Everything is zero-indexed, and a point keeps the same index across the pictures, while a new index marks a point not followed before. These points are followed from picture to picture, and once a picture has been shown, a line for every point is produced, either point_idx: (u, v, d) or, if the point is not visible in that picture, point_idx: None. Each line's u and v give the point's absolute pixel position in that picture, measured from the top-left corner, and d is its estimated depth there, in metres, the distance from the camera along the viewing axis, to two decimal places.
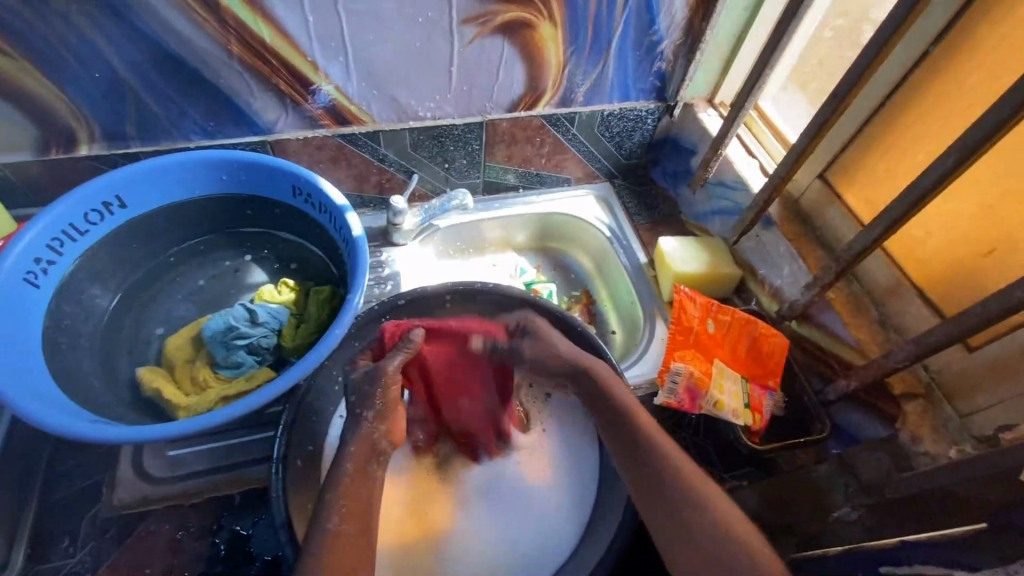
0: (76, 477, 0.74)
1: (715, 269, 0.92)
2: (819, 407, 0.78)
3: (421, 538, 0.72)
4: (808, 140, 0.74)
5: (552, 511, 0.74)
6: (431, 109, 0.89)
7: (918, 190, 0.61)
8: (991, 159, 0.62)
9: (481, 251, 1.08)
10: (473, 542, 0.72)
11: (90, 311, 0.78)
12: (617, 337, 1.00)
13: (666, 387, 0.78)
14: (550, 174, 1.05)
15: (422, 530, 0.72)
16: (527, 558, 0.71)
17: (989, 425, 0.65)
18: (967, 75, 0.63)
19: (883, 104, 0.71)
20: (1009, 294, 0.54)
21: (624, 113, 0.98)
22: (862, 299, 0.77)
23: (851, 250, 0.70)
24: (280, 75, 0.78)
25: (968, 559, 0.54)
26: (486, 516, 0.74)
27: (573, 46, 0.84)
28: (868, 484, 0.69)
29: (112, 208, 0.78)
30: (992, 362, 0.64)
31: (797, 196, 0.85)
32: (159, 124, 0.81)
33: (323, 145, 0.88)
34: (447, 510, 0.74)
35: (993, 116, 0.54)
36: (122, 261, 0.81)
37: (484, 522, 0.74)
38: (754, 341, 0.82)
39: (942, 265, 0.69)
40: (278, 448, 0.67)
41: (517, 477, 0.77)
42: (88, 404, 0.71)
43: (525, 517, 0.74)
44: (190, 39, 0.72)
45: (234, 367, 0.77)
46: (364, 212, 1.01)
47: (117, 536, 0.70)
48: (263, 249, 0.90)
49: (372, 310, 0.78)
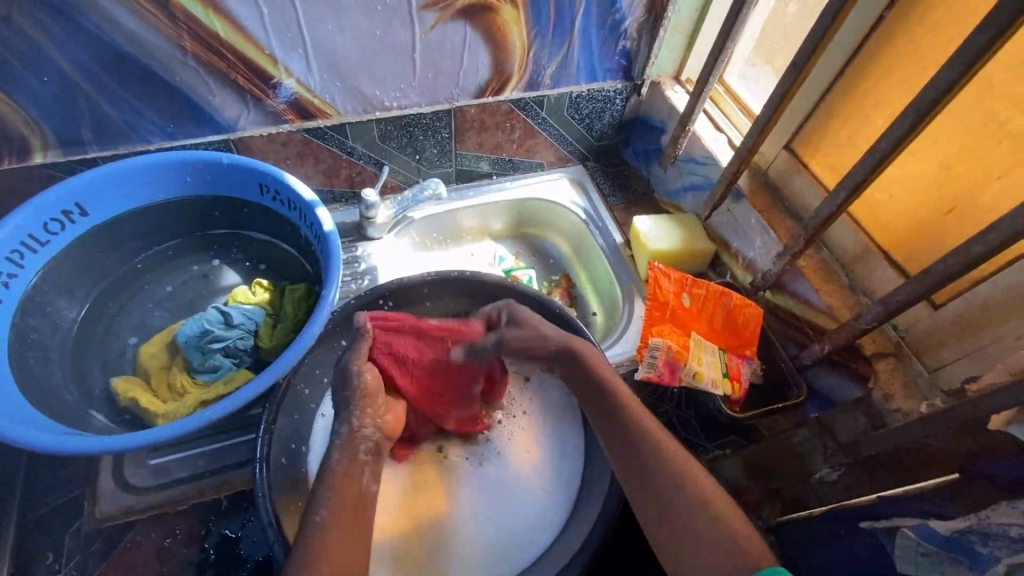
0: (56, 492, 0.72)
1: (689, 245, 0.93)
2: (795, 373, 0.80)
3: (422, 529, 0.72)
4: (772, 111, 0.75)
5: (531, 514, 0.73)
6: (397, 99, 0.87)
7: (877, 155, 0.62)
8: (946, 121, 0.63)
9: (458, 240, 1.08)
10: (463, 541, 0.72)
11: (57, 323, 0.76)
12: (598, 318, 1.01)
13: (646, 362, 0.79)
14: (523, 159, 1.05)
15: (422, 522, 0.73)
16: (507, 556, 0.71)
17: (956, 379, 0.67)
18: (919, 38, 0.64)
19: (842, 71, 0.72)
20: (967, 251, 0.56)
21: (592, 95, 0.98)
22: (833, 265, 0.79)
23: (818, 217, 0.71)
24: (238, 71, 0.76)
25: (944, 509, 0.58)
26: (475, 515, 0.74)
27: (536, 28, 0.84)
28: (845, 442, 0.73)
29: (72, 216, 0.75)
30: (957, 317, 0.65)
31: (766, 167, 0.87)
32: (115, 126, 0.78)
33: (288, 141, 0.87)
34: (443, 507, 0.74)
35: (943, 77, 0.55)
36: (88, 269, 0.79)
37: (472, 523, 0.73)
38: (729, 313, 0.84)
39: (904, 227, 0.70)
40: (260, 447, 0.66)
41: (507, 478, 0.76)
42: (61, 417, 0.70)
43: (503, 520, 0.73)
44: (141, 36, 0.70)
45: (212, 371, 0.76)
46: (336, 207, 1.00)
47: (101, 549, 0.69)
48: (232, 251, 0.88)
49: (349, 304, 0.77)
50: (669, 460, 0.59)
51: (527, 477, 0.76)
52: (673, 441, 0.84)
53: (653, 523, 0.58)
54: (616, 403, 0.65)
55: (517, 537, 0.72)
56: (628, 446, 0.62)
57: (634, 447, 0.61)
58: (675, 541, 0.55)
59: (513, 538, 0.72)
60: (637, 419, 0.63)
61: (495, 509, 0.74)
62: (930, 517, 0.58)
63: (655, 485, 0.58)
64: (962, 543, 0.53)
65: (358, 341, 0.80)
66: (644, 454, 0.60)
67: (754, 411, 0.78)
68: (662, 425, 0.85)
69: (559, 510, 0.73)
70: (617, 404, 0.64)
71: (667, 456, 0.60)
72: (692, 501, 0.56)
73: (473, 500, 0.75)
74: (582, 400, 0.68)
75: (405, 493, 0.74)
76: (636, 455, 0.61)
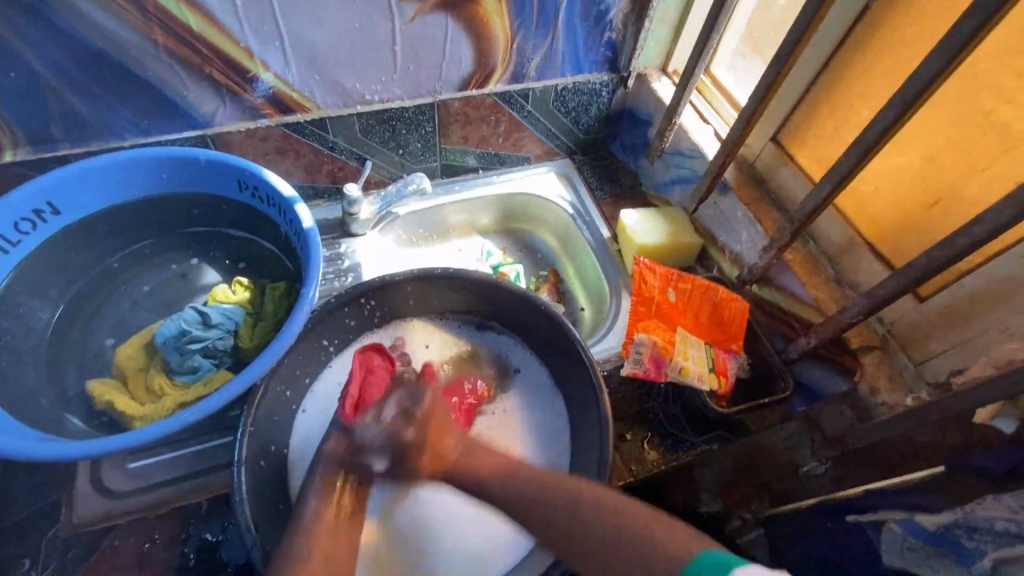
0: (32, 498, 0.71)
1: (676, 239, 0.92)
2: (781, 366, 0.79)
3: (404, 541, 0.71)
4: (757, 103, 0.74)
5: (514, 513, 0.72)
6: (378, 92, 0.86)
7: (862, 148, 0.61)
8: (931, 111, 0.63)
9: (445, 236, 1.07)
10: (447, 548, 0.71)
11: (31, 325, 0.74)
12: (586, 314, 1.00)
13: (632, 358, 0.79)
14: (509, 153, 1.04)
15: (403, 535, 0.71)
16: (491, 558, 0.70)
17: (942, 371, 0.67)
18: (905, 27, 0.63)
19: (829, 61, 0.71)
20: (951, 244, 0.55)
21: (577, 87, 0.97)
22: (819, 258, 0.78)
23: (804, 210, 0.70)
24: (213, 65, 0.74)
25: (931, 503, 0.58)
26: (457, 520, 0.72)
27: (518, 19, 0.82)
28: (832, 436, 0.71)
29: (44, 216, 0.73)
30: (942, 310, 0.65)
31: (752, 160, 0.86)
32: (87, 122, 0.76)
33: (267, 136, 0.85)
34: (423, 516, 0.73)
35: (928, 67, 0.54)
36: (63, 270, 0.78)
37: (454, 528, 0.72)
38: (715, 307, 0.83)
39: (890, 219, 0.70)
40: (238, 450, 0.65)
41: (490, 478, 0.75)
42: (35, 421, 0.68)
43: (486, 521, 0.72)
44: (109, 29, 0.68)
45: (191, 372, 0.74)
46: (319, 204, 0.98)
47: (79, 555, 0.68)
48: (211, 249, 0.86)
49: (330, 302, 0.75)
50: (585, 506, 0.54)
51: None
52: (660, 436, 0.83)
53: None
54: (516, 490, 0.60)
55: (496, 543, 0.71)
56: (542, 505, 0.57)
57: (549, 519, 0.56)
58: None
59: (496, 540, 0.71)
60: (537, 489, 0.59)
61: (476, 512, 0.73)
62: (918, 510, 0.58)
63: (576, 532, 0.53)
64: (949, 537, 0.53)
65: (340, 339, 0.79)
66: (555, 516, 0.55)
67: (741, 406, 0.77)
68: (650, 420, 0.84)
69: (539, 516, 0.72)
70: (518, 490, 0.60)
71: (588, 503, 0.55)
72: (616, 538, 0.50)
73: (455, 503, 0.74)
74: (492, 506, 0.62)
75: (384, 501, 0.73)
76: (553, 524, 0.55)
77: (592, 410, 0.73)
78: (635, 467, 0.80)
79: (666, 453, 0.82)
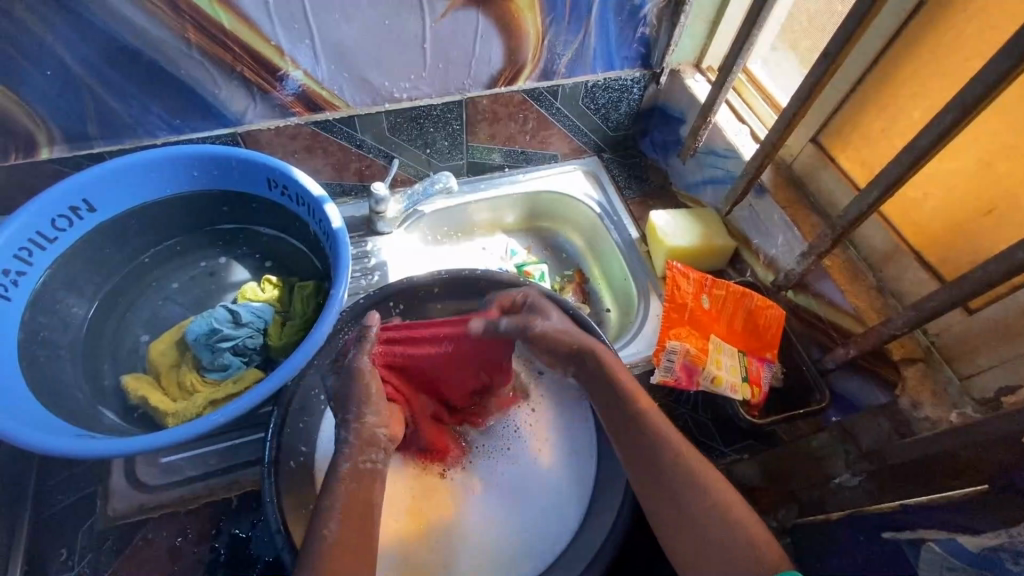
0: (70, 489, 0.73)
1: (709, 242, 0.90)
2: (818, 377, 0.78)
3: (436, 539, 0.71)
4: (800, 103, 0.71)
5: (544, 515, 0.72)
6: (406, 90, 0.85)
7: (914, 152, 0.58)
8: (990, 114, 0.59)
9: (470, 234, 1.06)
10: (476, 546, 0.71)
11: (67, 321, 0.76)
12: (612, 315, 0.98)
13: (662, 366, 0.77)
14: (536, 151, 1.02)
15: (435, 533, 0.71)
16: (517, 559, 0.70)
17: (989, 388, 0.64)
18: (961, 27, 0.60)
19: (878, 59, 0.68)
20: (1010, 257, 0.52)
21: (608, 84, 0.94)
22: (860, 265, 0.75)
23: (846, 216, 0.67)
24: (244, 63, 0.74)
25: (977, 523, 0.55)
26: (489, 518, 0.73)
27: (551, 15, 0.80)
28: (868, 449, 0.68)
29: (79, 213, 0.74)
30: (994, 323, 0.62)
31: (791, 160, 0.83)
32: (121, 121, 0.77)
33: (296, 134, 0.84)
34: (457, 514, 0.73)
35: (993, 68, 0.50)
36: (97, 266, 0.78)
37: (485, 526, 0.72)
38: (750, 314, 0.81)
39: (941, 226, 0.67)
40: (268, 451, 0.67)
41: (522, 476, 0.75)
42: (72, 416, 0.69)
43: (513, 523, 0.72)
44: (144, 28, 0.68)
45: (221, 370, 0.75)
46: (345, 201, 0.98)
47: (114, 547, 0.69)
48: (240, 246, 0.87)
49: (357, 304, 0.76)
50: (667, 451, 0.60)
51: (539, 476, 0.75)
52: (688, 445, 0.83)
53: (656, 514, 0.58)
54: (624, 400, 0.63)
55: (527, 544, 0.71)
56: (638, 443, 0.61)
57: (637, 435, 0.61)
58: (684, 538, 0.56)
59: (524, 543, 0.71)
60: (647, 416, 0.62)
61: (503, 507, 0.73)
62: (961, 532, 0.56)
63: (663, 478, 0.58)
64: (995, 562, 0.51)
65: None
66: (644, 437, 0.60)
67: (775, 416, 0.75)
68: (678, 426, 0.84)
69: (573, 511, 0.72)
70: (630, 406, 0.62)
71: (680, 458, 0.59)
72: (689, 485, 0.57)
73: (484, 499, 0.74)
74: (595, 401, 0.66)
75: (416, 501, 0.73)
76: (640, 451, 0.60)
77: None
78: None
79: None
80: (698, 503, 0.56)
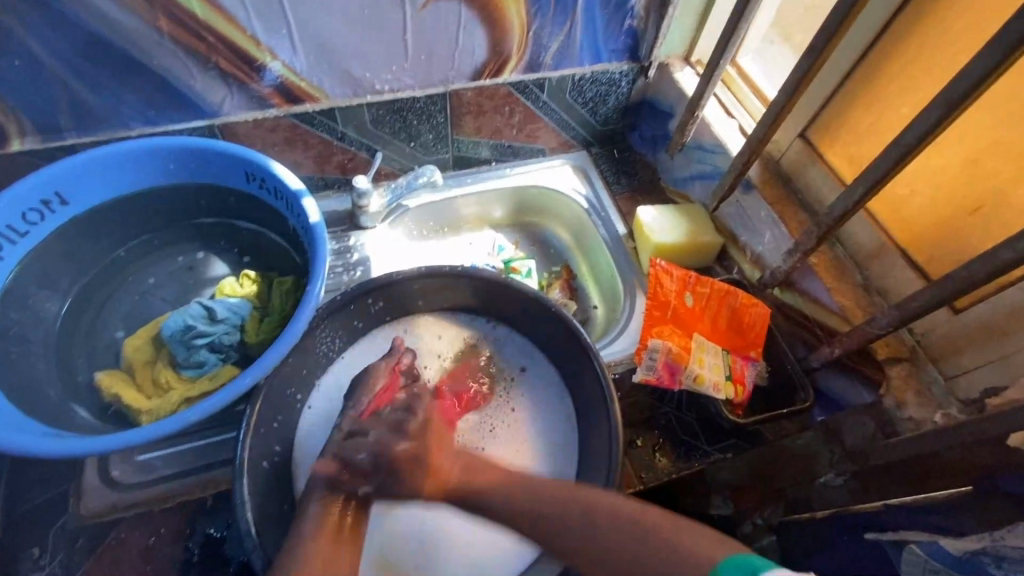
0: (43, 487, 0.71)
1: (696, 239, 0.89)
2: (802, 376, 0.76)
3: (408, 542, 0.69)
4: (787, 97, 0.70)
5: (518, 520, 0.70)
6: (389, 82, 0.83)
7: (899, 149, 0.57)
8: (978, 111, 0.58)
9: (457, 229, 1.04)
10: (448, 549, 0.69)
11: (40, 317, 0.74)
12: (599, 312, 0.97)
13: (644, 364, 0.76)
14: (523, 145, 1.01)
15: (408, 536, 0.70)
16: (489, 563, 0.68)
17: (975, 389, 0.63)
18: (951, 21, 0.58)
19: (867, 52, 0.66)
20: (993, 258, 0.51)
21: (595, 77, 0.93)
22: (847, 262, 0.74)
23: (832, 213, 0.66)
24: (220, 53, 0.72)
25: (961, 524, 0.56)
26: (463, 522, 0.71)
27: (535, 7, 0.78)
28: (853, 449, 0.67)
29: (51, 206, 0.73)
30: (979, 323, 0.61)
31: (779, 156, 0.81)
32: (94, 112, 0.75)
33: (276, 126, 0.83)
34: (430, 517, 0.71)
35: (980, 63, 0.49)
36: (71, 260, 0.77)
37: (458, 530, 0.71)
38: (734, 312, 0.80)
39: (927, 224, 0.66)
40: (240, 451, 0.64)
41: None
42: (43, 414, 0.68)
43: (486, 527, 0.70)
44: (114, 18, 0.66)
45: (197, 367, 0.74)
46: (328, 194, 0.96)
47: (87, 545, 0.68)
48: (219, 240, 0.86)
49: (333, 301, 0.74)
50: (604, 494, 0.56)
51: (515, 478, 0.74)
52: (672, 444, 0.80)
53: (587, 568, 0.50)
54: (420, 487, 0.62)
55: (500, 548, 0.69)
56: (532, 514, 0.57)
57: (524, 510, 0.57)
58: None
59: (497, 547, 0.69)
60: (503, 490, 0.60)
61: None
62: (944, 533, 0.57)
63: (569, 528, 0.53)
64: (975, 564, 0.50)
65: (345, 338, 0.78)
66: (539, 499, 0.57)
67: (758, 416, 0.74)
68: (661, 425, 0.82)
69: None
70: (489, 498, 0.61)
71: (571, 507, 0.54)
72: (595, 524, 0.51)
73: (459, 502, 0.73)
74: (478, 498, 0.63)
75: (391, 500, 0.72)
76: (541, 519, 0.56)
77: (602, 422, 0.70)
78: (644, 475, 0.78)
79: (678, 461, 0.79)
80: (611, 538, 0.49)
